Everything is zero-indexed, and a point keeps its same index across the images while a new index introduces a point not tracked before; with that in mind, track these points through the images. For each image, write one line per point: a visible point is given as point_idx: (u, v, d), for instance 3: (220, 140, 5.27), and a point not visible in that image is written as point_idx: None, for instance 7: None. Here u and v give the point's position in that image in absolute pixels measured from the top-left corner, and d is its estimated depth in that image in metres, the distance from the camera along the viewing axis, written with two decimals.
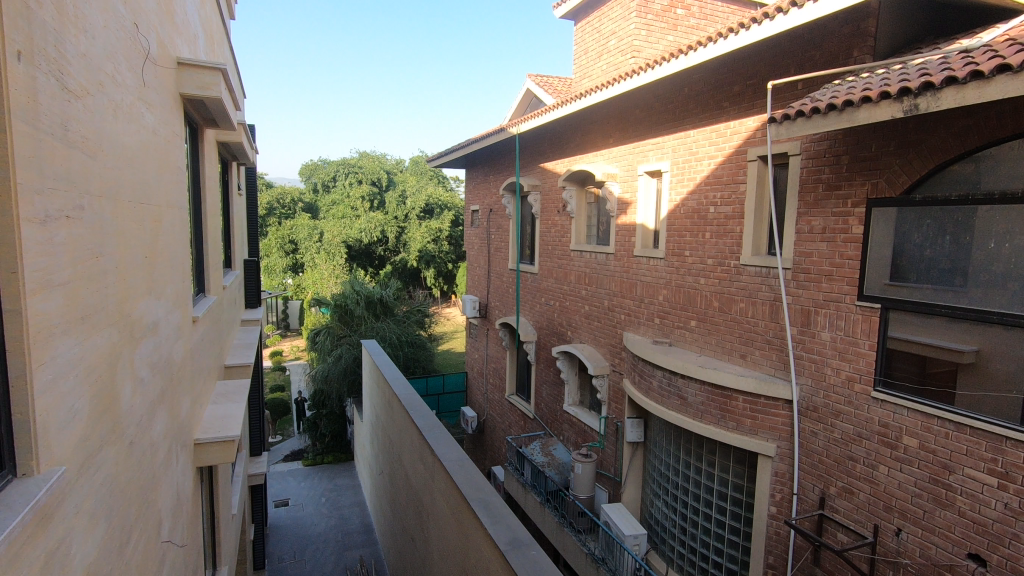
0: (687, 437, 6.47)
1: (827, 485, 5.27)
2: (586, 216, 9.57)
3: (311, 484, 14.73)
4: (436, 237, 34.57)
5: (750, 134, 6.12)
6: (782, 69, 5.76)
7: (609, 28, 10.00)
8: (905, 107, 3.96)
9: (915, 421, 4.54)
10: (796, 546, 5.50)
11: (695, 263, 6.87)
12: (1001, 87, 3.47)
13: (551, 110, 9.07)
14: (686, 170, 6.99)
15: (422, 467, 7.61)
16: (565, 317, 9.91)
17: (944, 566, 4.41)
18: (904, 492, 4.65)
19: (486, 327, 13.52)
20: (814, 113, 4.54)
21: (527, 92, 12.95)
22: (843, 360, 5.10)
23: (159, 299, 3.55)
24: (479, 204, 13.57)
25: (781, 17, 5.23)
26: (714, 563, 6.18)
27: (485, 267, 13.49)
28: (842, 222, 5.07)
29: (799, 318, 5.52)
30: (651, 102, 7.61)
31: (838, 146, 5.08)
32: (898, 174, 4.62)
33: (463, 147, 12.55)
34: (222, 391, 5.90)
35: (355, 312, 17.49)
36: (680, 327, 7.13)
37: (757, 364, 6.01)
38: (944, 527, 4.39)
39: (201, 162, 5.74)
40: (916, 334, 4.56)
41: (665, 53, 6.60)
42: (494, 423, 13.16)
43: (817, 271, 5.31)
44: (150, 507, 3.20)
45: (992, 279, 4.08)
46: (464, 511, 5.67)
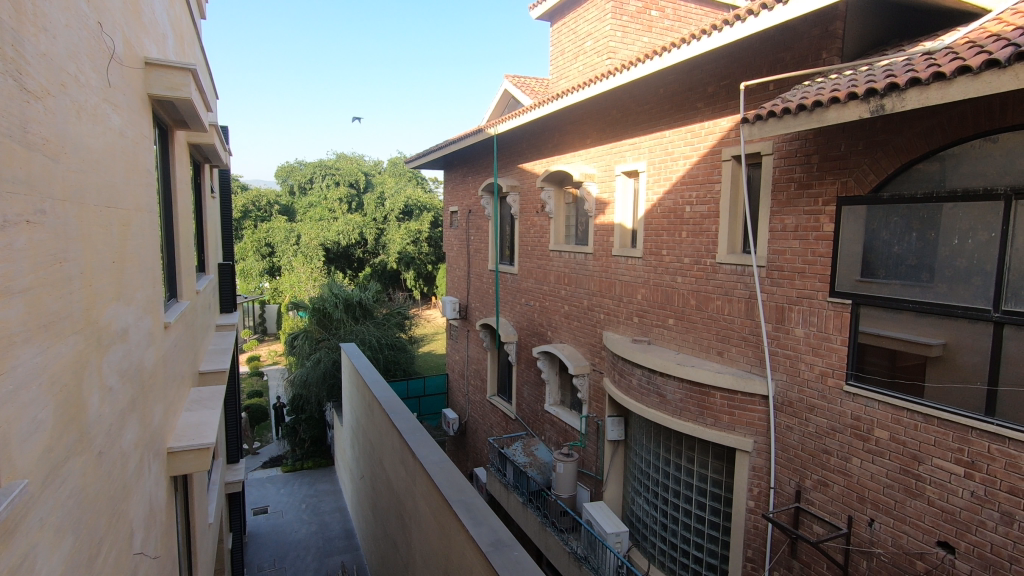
0: (667, 434, 6.53)
1: (803, 478, 5.36)
2: (565, 216, 9.61)
3: (291, 491, 14.51)
4: (416, 239, 34.41)
5: (724, 135, 6.20)
6: (754, 70, 5.86)
7: (585, 29, 10.04)
8: (872, 107, 4.06)
9: (886, 414, 4.65)
10: (773, 539, 5.59)
11: (673, 262, 6.95)
12: (962, 88, 3.59)
13: (529, 111, 9.09)
14: (662, 170, 7.07)
15: (403, 471, 7.56)
16: (545, 317, 9.94)
17: (914, 554, 4.52)
18: (876, 483, 4.77)
19: (467, 328, 13.49)
20: (785, 113, 4.62)
21: (505, 93, 12.94)
22: (817, 355, 5.21)
23: (128, 305, 3.46)
24: (458, 205, 13.54)
25: (752, 19, 5.30)
26: (695, 559, 6.25)
27: (465, 268, 13.45)
28: (814, 220, 5.17)
29: (774, 315, 5.62)
30: (628, 103, 7.67)
31: (809, 145, 5.19)
32: (866, 173, 4.74)
33: (441, 147, 12.50)
34: (196, 397, 5.78)
35: (333, 315, 17.28)
36: (658, 325, 7.20)
37: (733, 361, 6.10)
38: (915, 517, 4.51)
39: (171, 164, 5.61)
40: (887, 329, 4.68)
41: (640, 54, 6.66)
42: (475, 424, 13.13)
43: (790, 268, 5.41)
44: (122, 519, 3.12)
45: (956, 274, 4.21)
46: (446, 514, 5.65)
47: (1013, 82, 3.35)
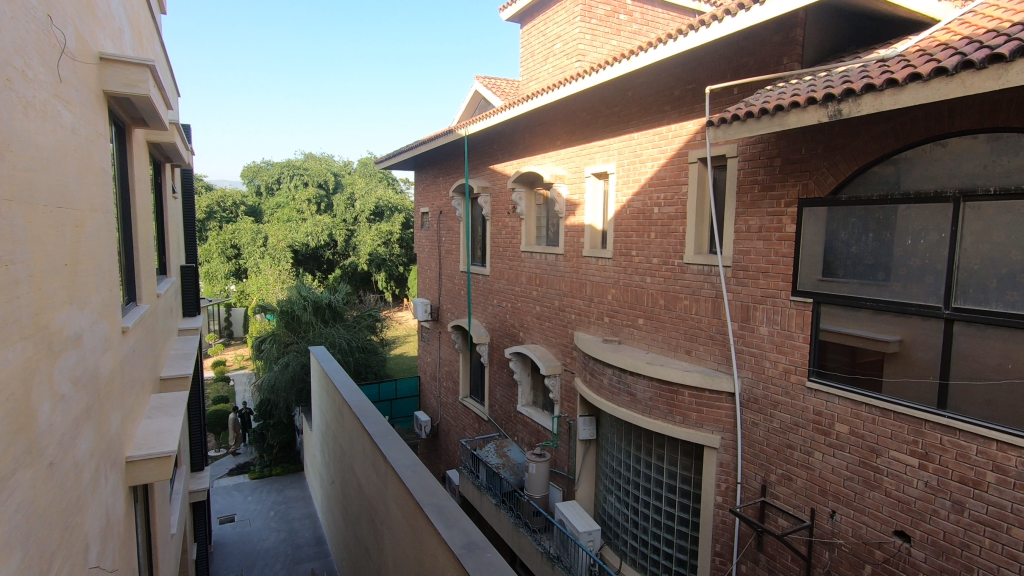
0: (637, 432, 6.62)
1: (768, 473, 5.50)
2: (536, 217, 9.65)
3: (259, 498, 14.17)
4: (387, 240, 34.14)
5: (690, 137, 6.32)
6: (719, 75, 5.99)
7: (554, 31, 10.11)
8: (830, 112, 4.20)
9: (846, 409, 4.81)
10: (740, 533, 5.71)
11: (642, 262, 7.05)
12: (913, 94, 3.74)
13: (499, 112, 9.10)
14: (631, 171, 7.16)
15: (374, 475, 7.47)
16: (517, 318, 9.96)
17: (874, 544, 4.68)
18: (837, 475, 4.91)
19: (438, 330, 13.42)
20: (748, 116, 4.72)
21: (476, 94, 12.93)
22: (780, 353, 5.35)
23: (82, 309, 3.33)
24: (429, 206, 13.47)
25: (716, 24, 5.42)
26: (665, 555, 6.34)
27: (436, 270, 13.38)
28: (776, 221, 5.31)
29: (739, 314, 5.74)
30: (597, 105, 7.74)
31: (772, 148, 5.34)
32: (825, 175, 4.89)
33: (411, 148, 12.41)
34: (157, 404, 5.60)
35: (302, 318, 16.95)
36: (629, 325, 7.29)
37: (701, 359, 6.22)
38: (873, 507, 4.67)
39: (129, 162, 5.42)
40: (846, 327, 4.83)
41: (608, 57, 6.75)
42: (448, 426, 13.07)
43: (754, 268, 5.54)
44: (75, 532, 3.00)
45: (910, 273, 4.38)
46: (417, 517, 5.61)
47: (959, 90, 3.50)
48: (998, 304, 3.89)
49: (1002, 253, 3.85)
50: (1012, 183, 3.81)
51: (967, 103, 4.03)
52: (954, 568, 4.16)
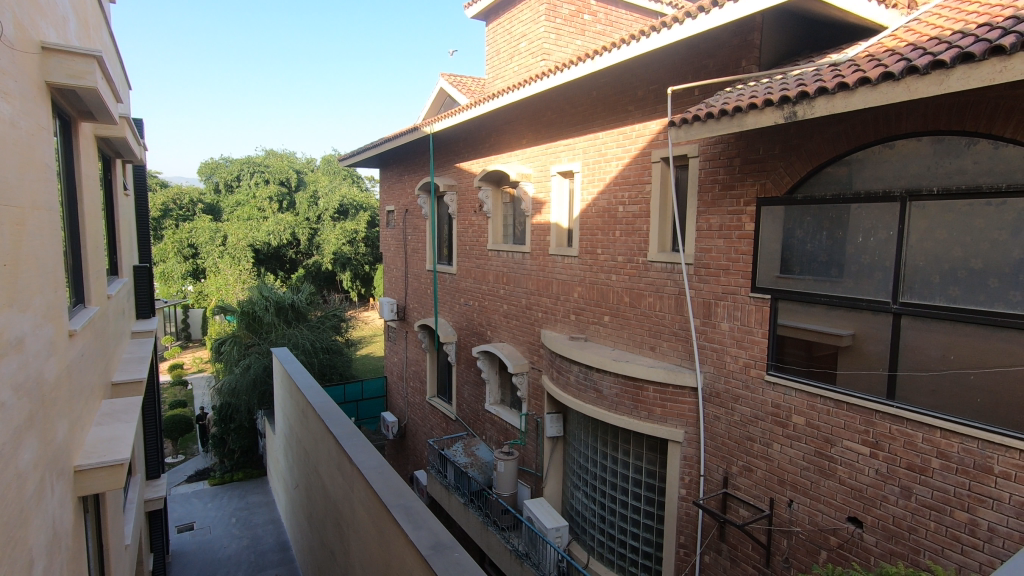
0: (604, 428, 6.70)
1: (729, 465, 5.64)
2: (502, 216, 9.65)
3: (219, 505, 13.75)
4: (352, 239, 33.60)
5: (653, 137, 6.42)
6: (681, 77, 6.10)
7: (519, 30, 10.13)
8: (786, 113, 4.33)
9: (803, 401, 4.97)
10: (704, 524, 5.85)
11: (607, 260, 7.13)
12: (863, 98, 3.89)
13: (465, 110, 9.06)
14: (596, 170, 7.23)
15: (339, 478, 7.35)
16: (484, 317, 9.95)
17: (829, 530, 4.86)
18: (795, 466, 5.07)
19: (405, 329, 13.28)
20: (708, 117, 4.82)
21: (441, 92, 12.84)
22: (740, 348, 5.49)
23: (24, 313, 3.16)
24: (394, 205, 13.33)
25: (678, 26, 5.52)
26: (631, 548, 6.44)
27: (402, 269, 13.23)
28: (736, 219, 5.45)
29: (701, 310, 5.87)
30: (562, 104, 7.79)
31: (731, 148, 5.48)
32: (782, 176, 5.05)
33: (375, 146, 12.23)
34: (108, 410, 5.37)
35: (264, 319, 16.51)
36: (595, 322, 7.38)
37: (665, 355, 6.35)
38: (828, 495, 4.84)
39: (76, 158, 5.16)
40: (803, 322, 4.99)
41: (573, 57, 6.80)
42: (415, 427, 12.96)
43: (716, 265, 5.67)
44: (18, 547, 2.85)
45: (861, 269, 4.56)
46: (384, 519, 5.54)
47: (905, 94, 3.67)
48: (942, 299, 4.09)
49: (945, 250, 4.06)
50: (954, 184, 4.01)
51: (912, 107, 4.22)
52: (903, 550, 4.36)
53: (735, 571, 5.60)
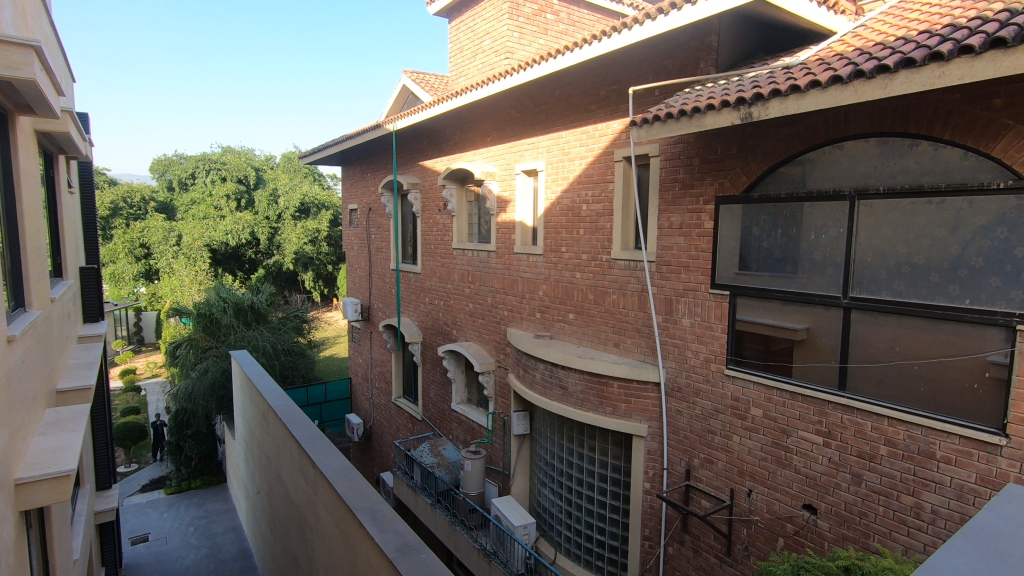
0: (569, 425, 6.76)
1: (691, 457, 5.77)
2: (467, 214, 9.61)
3: (176, 514, 13.27)
4: (314, 238, 32.91)
5: (616, 136, 6.50)
6: (642, 77, 6.19)
7: (482, 28, 10.10)
8: (742, 114, 4.44)
9: (760, 393, 5.13)
10: (667, 517, 5.97)
11: (571, 258, 7.19)
12: (814, 100, 4.02)
13: (428, 107, 8.98)
14: (560, 169, 7.29)
15: (302, 482, 7.19)
16: (449, 316, 9.90)
17: (785, 518, 5.02)
18: (753, 456, 5.23)
19: (369, 330, 13.10)
20: (668, 117, 4.90)
21: (404, 89, 12.69)
22: (701, 343, 5.62)
23: None
24: (357, 203, 13.12)
25: (638, 27, 5.60)
26: (598, 542, 6.52)
27: (366, 268, 13.04)
28: (696, 217, 5.58)
29: (663, 307, 5.98)
30: (525, 103, 7.80)
31: (690, 148, 5.60)
32: (739, 175, 5.19)
33: (336, 143, 11.99)
34: (53, 420, 5.10)
35: (222, 321, 15.99)
36: (560, 320, 7.43)
37: (629, 351, 6.45)
38: (785, 484, 5.00)
39: (13, 153, 4.87)
40: (760, 317, 5.14)
41: (536, 56, 6.82)
42: (380, 428, 12.79)
43: (677, 262, 5.79)
44: None
45: (815, 265, 4.72)
46: (349, 523, 5.45)
47: (853, 97, 3.81)
48: (889, 293, 4.29)
49: (890, 246, 4.25)
50: (898, 183, 4.20)
51: (859, 109, 4.39)
52: (854, 535, 4.54)
53: (698, 561, 5.73)
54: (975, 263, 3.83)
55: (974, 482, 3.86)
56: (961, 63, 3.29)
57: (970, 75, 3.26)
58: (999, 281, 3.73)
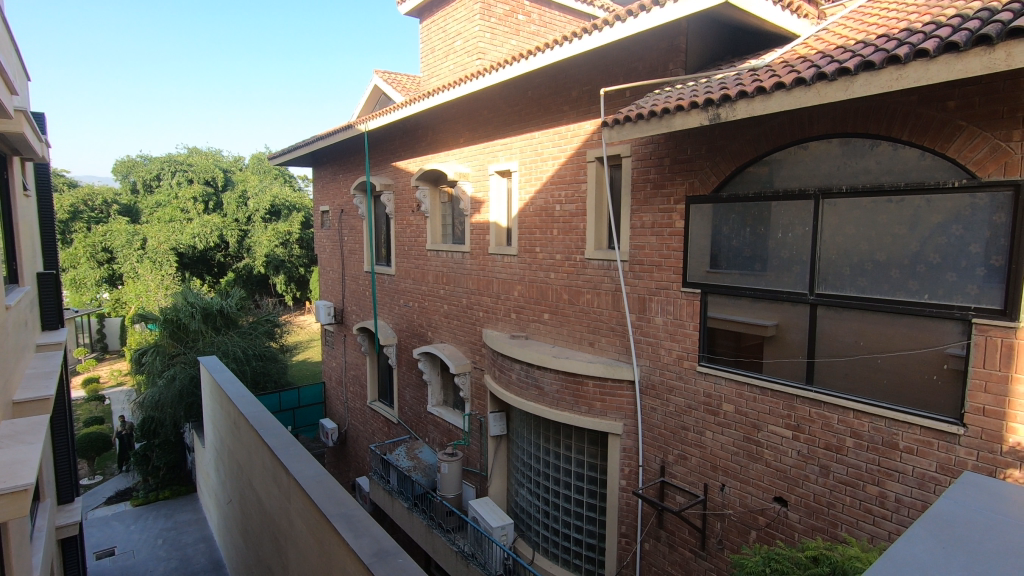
0: (546, 425, 6.79)
1: (666, 454, 5.84)
2: (441, 215, 9.56)
3: (144, 526, 12.86)
4: (285, 240, 32.33)
5: (588, 137, 6.53)
6: (613, 78, 6.25)
7: (454, 28, 10.07)
8: (710, 115, 4.51)
9: (731, 389, 5.22)
10: (643, 513, 6.03)
11: (546, 258, 7.22)
12: (779, 101, 4.10)
13: (400, 108, 8.90)
14: (533, 170, 7.30)
15: (275, 490, 7.06)
16: (424, 318, 9.83)
17: (757, 511, 5.11)
18: (725, 451, 5.32)
19: (343, 333, 12.92)
20: (639, 118, 4.96)
21: (375, 89, 12.56)
22: (674, 341, 5.69)
23: None
24: (329, 205, 12.94)
25: (608, 29, 5.65)
26: (575, 541, 6.56)
27: (339, 271, 12.86)
28: (667, 217, 5.66)
29: (636, 306, 6.04)
30: (498, 104, 7.80)
31: (661, 149, 5.68)
32: (708, 175, 5.28)
33: (307, 144, 11.80)
34: (9, 433, 4.87)
35: (189, 327, 15.57)
36: (535, 320, 7.45)
37: (603, 350, 6.50)
38: (756, 478, 5.10)
39: None
40: (730, 314, 5.23)
41: (507, 56, 6.83)
42: (356, 432, 12.63)
43: (649, 261, 5.86)
44: None
45: (782, 263, 4.83)
46: (324, 529, 5.36)
47: (816, 98, 3.91)
48: (852, 289, 4.41)
49: (854, 244, 4.38)
50: (860, 183, 4.33)
51: (823, 111, 4.51)
52: (823, 525, 4.66)
53: (673, 556, 5.80)
54: (932, 260, 3.97)
55: (934, 470, 4.00)
56: (917, 66, 3.40)
57: (926, 78, 3.37)
58: (956, 276, 3.86)
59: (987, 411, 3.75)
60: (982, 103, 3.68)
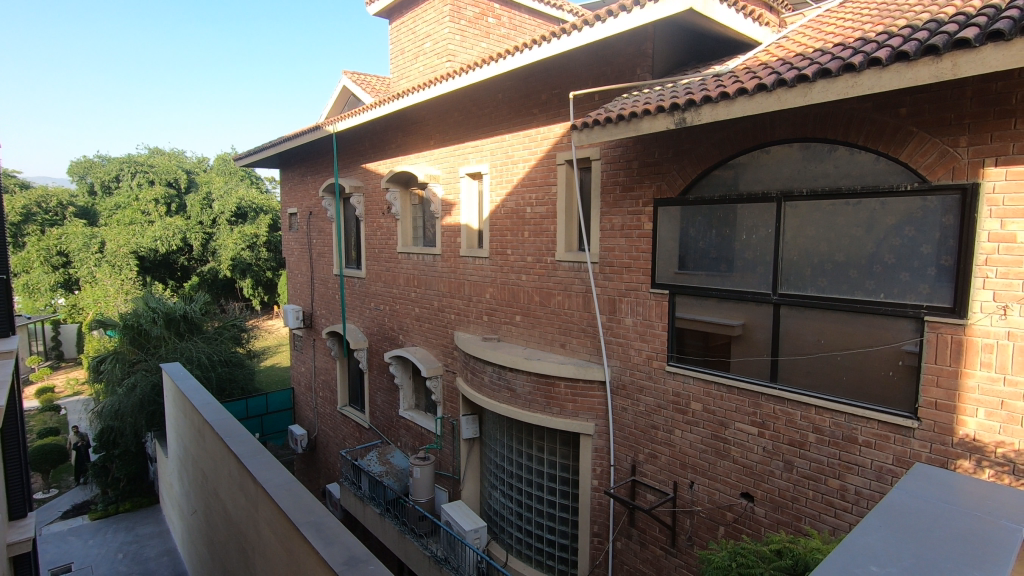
0: (518, 426, 6.81)
1: (636, 453, 5.91)
2: (412, 217, 9.51)
3: (104, 540, 12.39)
4: (252, 243, 31.61)
5: (557, 140, 6.58)
6: (582, 81, 6.32)
7: (423, 30, 10.03)
8: (676, 120, 4.60)
9: (699, 388, 5.32)
10: (615, 512, 6.09)
11: (517, 261, 7.24)
12: (742, 107, 4.21)
13: (370, 109, 8.81)
14: (503, 172, 7.32)
15: (242, 498, 6.89)
16: (395, 321, 9.74)
17: (725, 507, 5.22)
18: (694, 449, 5.41)
19: (312, 337, 12.70)
20: (607, 122, 5.02)
21: (344, 90, 12.42)
22: (643, 341, 5.78)
23: None
24: (297, 207, 12.71)
25: (576, 33, 5.70)
26: (549, 542, 6.58)
27: (307, 274, 12.65)
28: (636, 219, 5.75)
29: (607, 307, 6.11)
30: (468, 106, 7.79)
31: (630, 152, 5.76)
32: (676, 178, 5.37)
33: (274, 145, 11.57)
34: None
35: (151, 333, 15.06)
36: (506, 322, 7.46)
37: (574, 351, 6.55)
38: (723, 474, 5.21)
39: None
40: (698, 314, 5.34)
41: (477, 59, 6.84)
42: (326, 438, 12.42)
43: (619, 263, 5.94)
44: None
45: (747, 264, 4.95)
46: (293, 538, 5.25)
47: (776, 104, 4.02)
48: (813, 289, 4.55)
49: (814, 245, 4.51)
50: (819, 186, 4.47)
51: (784, 116, 4.64)
52: (788, 519, 4.78)
53: (644, 554, 5.87)
54: (887, 260, 4.13)
55: (891, 463, 4.15)
56: (871, 74, 3.54)
57: (879, 85, 3.51)
58: (909, 276, 4.02)
59: (939, 405, 3.92)
60: (931, 110, 3.85)
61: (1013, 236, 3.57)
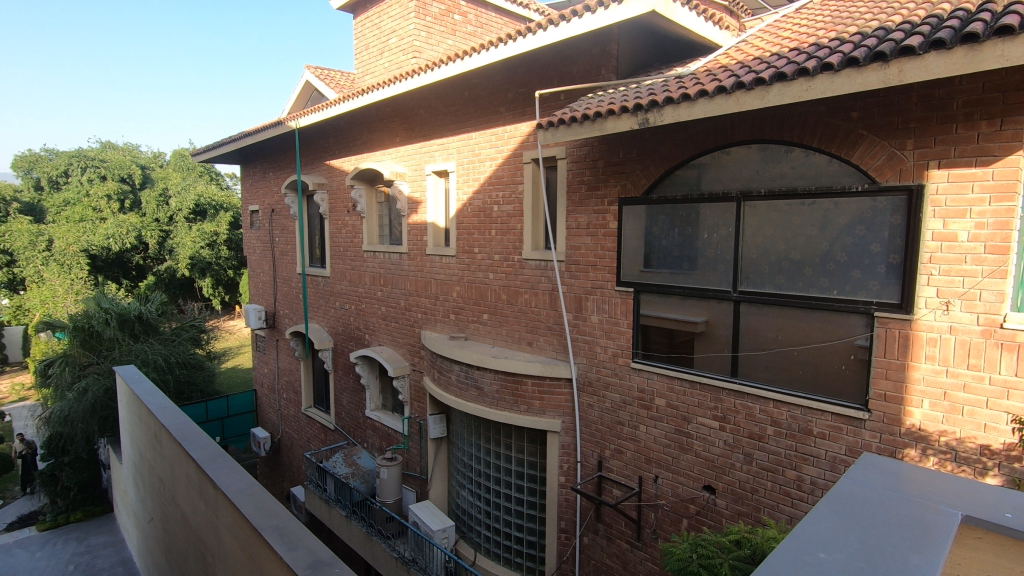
0: (485, 425, 6.81)
1: (603, 449, 5.99)
2: (377, 215, 9.39)
3: (53, 552, 11.83)
4: (211, 241, 30.63)
5: (523, 139, 6.59)
6: (548, 80, 6.35)
7: (388, 26, 9.91)
8: (639, 120, 4.67)
9: (663, 384, 5.42)
10: (582, 508, 6.15)
11: (484, 259, 7.23)
12: (702, 108, 4.30)
13: (334, 104, 8.65)
14: (470, 170, 7.30)
15: (201, 504, 6.68)
16: (361, 320, 9.60)
17: (688, 499, 5.33)
18: (658, 444, 5.51)
19: (275, 337, 12.40)
20: (572, 121, 5.06)
21: (307, 85, 12.15)
22: (609, 338, 5.85)
23: None
24: (259, 204, 12.39)
25: (542, 32, 5.72)
26: (517, 539, 6.61)
27: (270, 273, 12.34)
28: (601, 218, 5.82)
29: (573, 305, 6.16)
30: (434, 103, 7.73)
31: (595, 152, 5.82)
32: (639, 177, 5.46)
33: (234, 140, 11.24)
34: None
35: (103, 334, 14.43)
36: (474, 321, 7.44)
37: (541, 349, 6.58)
38: (686, 468, 5.32)
39: None
40: (662, 312, 5.43)
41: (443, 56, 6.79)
42: (290, 440, 12.15)
43: (585, 261, 6.00)
44: None
45: (709, 262, 5.07)
46: (254, 543, 5.13)
47: (734, 106, 4.12)
48: (771, 286, 4.69)
49: (772, 244, 4.65)
50: (776, 186, 4.61)
51: (743, 118, 4.76)
52: (747, 510, 4.92)
53: (611, 548, 5.95)
54: (840, 258, 4.28)
55: (844, 453, 4.32)
56: (824, 78, 3.66)
57: (831, 89, 3.64)
58: (860, 273, 4.18)
59: (888, 397, 4.10)
60: (881, 114, 4.01)
61: (955, 236, 3.77)
